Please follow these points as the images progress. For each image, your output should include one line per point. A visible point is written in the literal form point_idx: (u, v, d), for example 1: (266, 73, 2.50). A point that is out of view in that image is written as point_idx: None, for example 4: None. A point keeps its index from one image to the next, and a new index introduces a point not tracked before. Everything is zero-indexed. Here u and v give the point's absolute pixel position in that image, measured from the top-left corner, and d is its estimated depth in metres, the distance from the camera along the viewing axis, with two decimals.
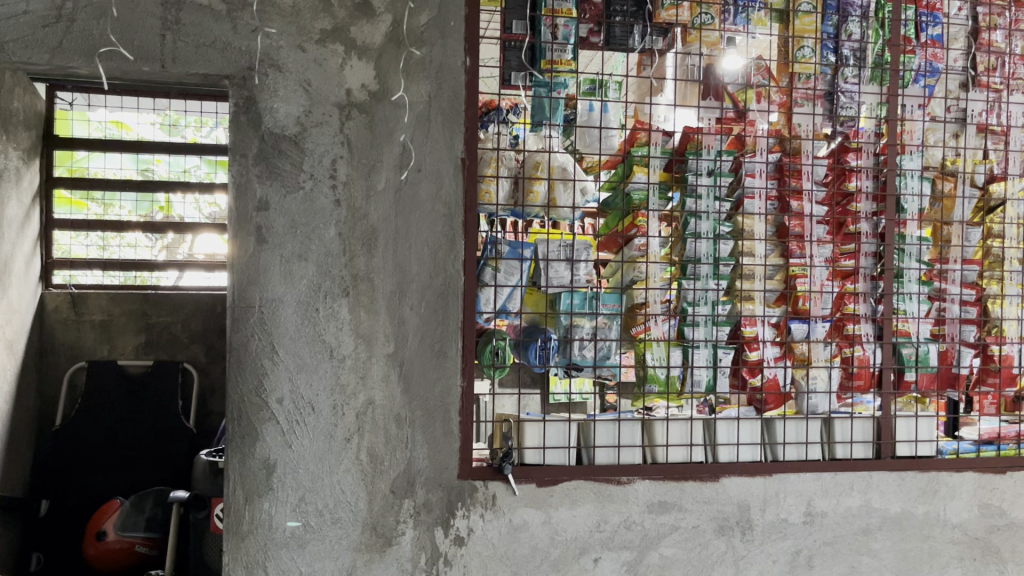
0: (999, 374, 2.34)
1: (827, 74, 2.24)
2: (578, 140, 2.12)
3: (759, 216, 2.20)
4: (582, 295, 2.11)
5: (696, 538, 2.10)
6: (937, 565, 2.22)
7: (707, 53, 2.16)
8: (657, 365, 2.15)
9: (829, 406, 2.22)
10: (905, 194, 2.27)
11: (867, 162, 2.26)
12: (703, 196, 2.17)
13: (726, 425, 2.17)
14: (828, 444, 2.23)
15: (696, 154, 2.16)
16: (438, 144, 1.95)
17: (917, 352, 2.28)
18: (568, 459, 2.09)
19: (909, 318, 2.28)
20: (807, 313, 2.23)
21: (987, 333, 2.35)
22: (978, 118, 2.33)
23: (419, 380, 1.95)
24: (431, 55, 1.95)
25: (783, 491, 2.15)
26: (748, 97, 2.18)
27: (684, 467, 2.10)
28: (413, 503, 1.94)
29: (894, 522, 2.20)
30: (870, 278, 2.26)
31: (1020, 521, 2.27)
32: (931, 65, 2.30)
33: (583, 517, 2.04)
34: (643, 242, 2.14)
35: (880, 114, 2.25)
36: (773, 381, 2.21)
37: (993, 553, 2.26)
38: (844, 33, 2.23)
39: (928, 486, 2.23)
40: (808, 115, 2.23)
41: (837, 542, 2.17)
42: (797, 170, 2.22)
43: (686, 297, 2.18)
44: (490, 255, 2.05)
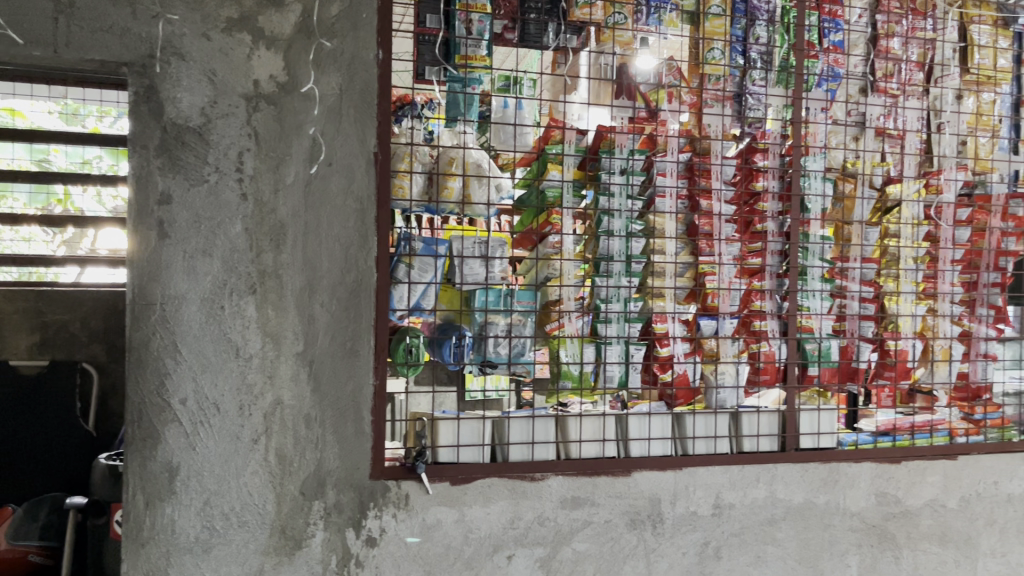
0: (895, 368, 2.45)
1: (735, 76, 2.29)
2: (493, 137, 2.13)
3: (669, 215, 2.24)
4: (497, 292, 2.09)
5: (608, 533, 2.12)
6: (837, 552, 2.31)
7: (620, 52, 2.19)
8: (571, 361, 2.16)
9: (736, 400, 2.29)
10: (808, 194, 2.35)
11: (774, 162, 2.32)
12: (616, 194, 2.19)
13: (637, 421, 2.20)
14: (735, 437, 2.29)
15: (609, 152, 2.18)
16: (349, 138, 1.92)
17: (819, 347, 2.35)
18: (482, 457, 2.08)
19: (812, 314, 2.35)
20: (716, 309, 2.28)
21: (884, 329, 2.45)
22: (877, 122, 2.43)
23: (329, 379, 1.91)
24: (342, 47, 1.91)
25: (692, 484, 2.19)
26: (659, 97, 2.21)
27: (597, 462, 2.12)
28: (323, 504, 1.91)
29: (797, 512, 2.28)
30: (775, 276, 2.33)
31: (914, 508, 2.38)
32: (833, 70, 2.37)
33: (497, 514, 2.04)
34: (558, 240, 2.15)
35: (785, 116, 2.32)
36: (684, 376, 2.25)
37: (890, 539, 2.36)
38: (751, 37, 2.29)
39: (829, 477, 2.31)
40: (718, 115, 2.27)
41: (744, 533, 2.23)
42: (706, 169, 2.27)
43: (599, 295, 2.20)
44: (404, 252, 2.02)
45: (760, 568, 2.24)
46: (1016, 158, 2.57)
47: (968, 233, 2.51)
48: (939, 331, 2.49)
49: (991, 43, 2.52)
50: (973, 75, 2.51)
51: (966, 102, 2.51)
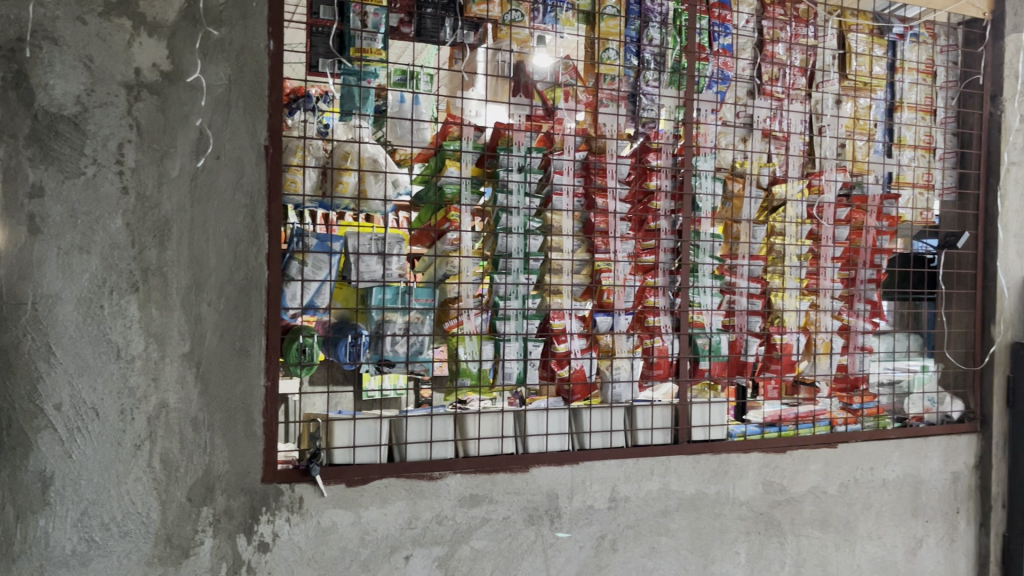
0: (781, 361, 2.55)
1: (629, 76, 2.33)
2: (389, 132, 2.10)
3: (566, 213, 2.26)
4: (394, 289, 2.06)
5: (506, 529, 2.13)
6: (726, 540, 2.39)
7: (517, 50, 2.20)
8: (470, 358, 2.17)
9: (631, 394, 2.31)
10: (700, 194, 2.40)
11: (667, 162, 2.37)
12: (514, 192, 2.20)
13: (535, 416, 2.21)
14: (630, 431, 2.32)
15: (507, 149, 2.18)
16: (238, 131, 1.85)
17: (710, 342, 2.42)
18: (379, 457, 2.05)
19: (703, 310, 2.43)
20: (611, 305, 2.31)
21: (770, 324, 2.55)
22: (763, 124, 2.52)
23: (218, 380, 1.84)
24: (230, 36, 1.84)
25: (589, 478, 2.22)
26: (556, 95, 2.23)
27: (496, 459, 2.12)
28: (212, 510, 1.84)
29: (689, 503, 2.34)
30: (668, 273, 2.39)
31: (798, 496, 2.49)
32: (722, 72, 2.44)
33: (394, 515, 2.01)
34: (456, 237, 2.14)
35: (677, 117, 2.37)
36: (580, 372, 2.27)
37: (775, 526, 2.46)
38: (645, 38, 2.33)
39: (719, 468, 2.38)
40: (613, 115, 2.31)
41: (639, 525, 2.28)
42: (602, 168, 2.29)
43: (498, 292, 2.20)
44: (297, 249, 1.96)
45: (654, 559, 2.30)
46: (890, 160, 2.72)
47: (846, 232, 2.64)
48: (820, 324, 2.62)
49: (867, 51, 2.66)
50: (851, 81, 2.64)
51: (845, 107, 2.64)
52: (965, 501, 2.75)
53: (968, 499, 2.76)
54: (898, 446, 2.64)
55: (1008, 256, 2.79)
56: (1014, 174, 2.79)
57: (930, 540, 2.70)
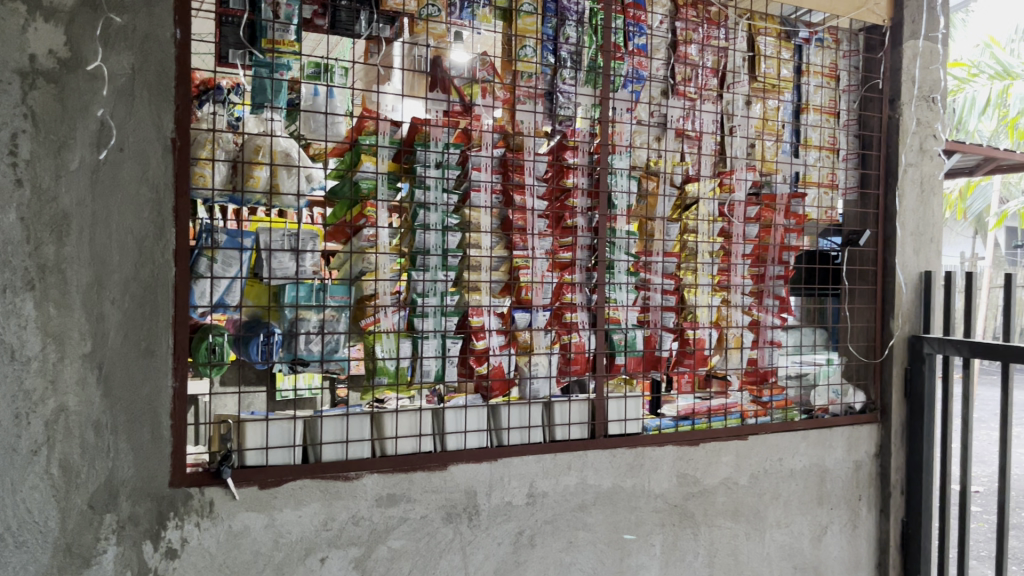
0: (693, 356, 2.60)
1: (546, 74, 2.34)
2: (302, 125, 2.05)
3: (484, 209, 2.26)
4: (308, 287, 2.01)
5: (425, 528, 2.11)
6: (642, 533, 2.43)
7: (434, 45, 2.18)
8: (387, 356, 2.14)
9: (549, 390, 2.33)
10: (615, 191, 2.43)
11: (583, 160, 2.39)
12: (431, 188, 2.18)
13: (453, 414, 2.19)
14: (548, 426, 2.34)
15: (424, 145, 2.16)
16: (143, 122, 1.78)
17: (625, 337, 2.45)
18: (294, 458, 2.00)
19: (619, 306, 2.45)
20: (529, 302, 2.31)
21: (684, 319, 2.60)
22: (676, 123, 2.57)
23: (122, 382, 1.77)
24: (134, 23, 1.77)
25: (507, 475, 2.23)
26: (474, 91, 2.22)
27: (413, 458, 2.10)
28: (116, 517, 1.77)
29: (605, 496, 2.38)
30: (585, 270, 2.41)
31: (711, 487, 2.55)
32: (637, 72, 2.48)
33: (309, 516, 1.97)
34: (372, 233, 2.10)
35: (593, 116, 2.40)
36: (498, 368, 2.27)
37: (689, 517, 2.52)
38: (562, 36, 2.34)
39: (635, 461, 2.42)
40: (530, 112, 2.31)
41: (556, 520, 2.30)
42: (520, 165, 2.29)
43: (416, 289, 2.17)
44: (206, 245, 1.90)
45: (571, 553, 2.32)
46: (797, 160, 2.82)
47: (756, 230, 2.72)
48: (732, 320, 2.67)
49: (775, 54, 2.74)
50: (760, 83, 2.72)
51: (754, 108, 2.72)
52: (866, 488, 2.87)
53: (869, 486, 2.88)
54: (805, 436, 2.73)
55: (905, 253, 2.90)
56: (910, 176, 2.91)
57: (835, 527, 2.80)
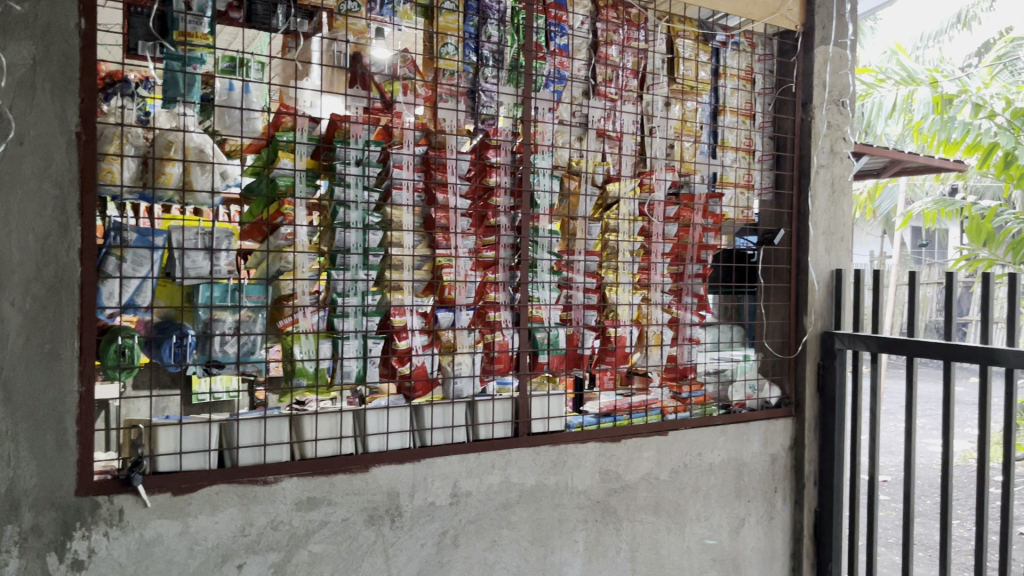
0: (615, 353, 2.63)
1: (468, 73, 2.34)
2: (217, 121, 2.00)
3: (406, 208, 2.23)
4: (223, 287, 1.96)
5: (346, 531, 2.08)
6: (565, 530, 2.45)
7: (354, 40, 2.14)
8: (306, 357, 2.10)
9: (473, 389, 2.32)
10: (538, 190, 2.44)
11: (506, 159, 2.39)
12: (352, 185, 2.14)
13: (375, 415, 2.16)
14: (472, 426, 2.33)
15: (343, 142, 2.12)
16: (45, 115, 1.70)
17: (548, 335, 2.47)
18: (209, 462, 1.94)
19: (542, 305, 2.45)
20: (453, 301, 2.30)
21: (605, 318, 2.62)
22: (597, 123, 2.59)
23: (23, 387, 1.69)
24: (35, 12, 1.70)
25: (430, 475, 2.21)
26: (394, 88, 2.20)
27: (334, 460, 2.07)
28: (18, 528, 1.69)
29: (529, 494, 2.38)
30: (508, 268, 2.41)
31: (633, 483, 2.59)
32: (559, 72, 2.49)
33: (225, 522, 1.92)
34: (290, 232, 2.07)
35: (515, 115, 2.40)
36: (422, 368, 2.25)
37: (612, 513, 2.55)
38: (483, 34, 2.34)
39: (558, 459, 2.44)
40: (452, 110, 2.30)
41: (480, 519, 2.30)
42: (442, 163, 2.27)
43: (336, 288, 2.13)
44: (114, 244, 1.83)
45: (495, 553, 2.32)
46: (714, 161, 2.88)
47: (674, 229, 2.77)
48: (652, 317, 2.71)
49: (693, 56, 2.79)
50: (679, 85, 2.77)
51: (673, 109, 2.76)
52: (782, 480, 2.96)
53: (784, 479, 2.97)
54: (723, 431, 2.80)
55: (818, 252, 3.00)
56: (822, 176, 3.01)
57: (751, 519, 2.88)
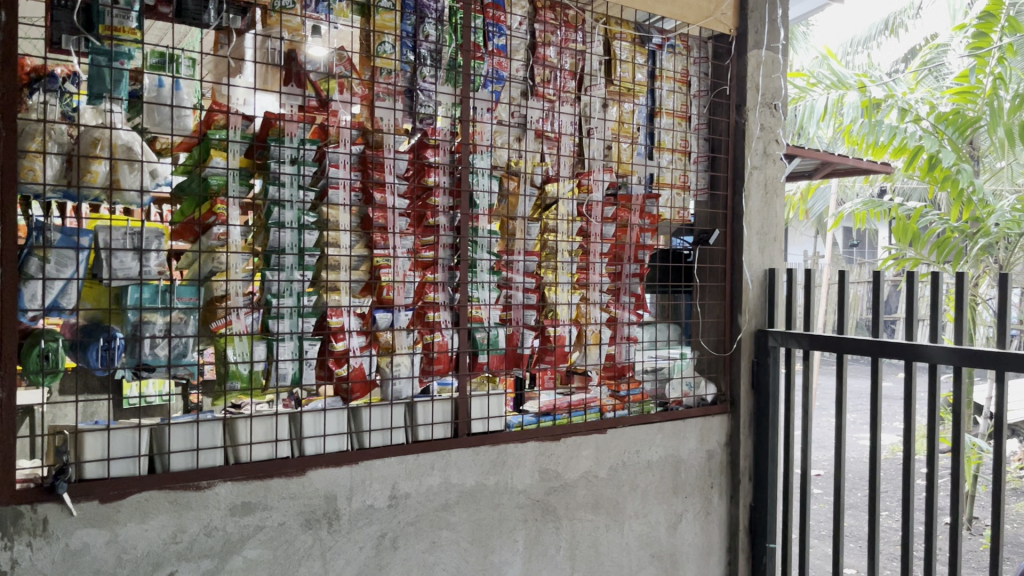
0: (554, 352, 2.65)
1: (406, 71, 2.32)
2: (146, 118, 1.94)
3: (343, 207, 2.20)
4: (153, 288, 1.92)
5: (282, 536, 2.05)
6: (505, 529, 2.46)
7: (288, 37, 2.11)
8: (239, 360, 2.05)
9: (412, 390, 2.30)
10: (477, 190, 2.43)
11: (444, 159, 2.38)
12: (286, 184, 2.11)
13: (312, 417, 2.13)
14: (411, 427, 2.31)
15: (278, 140, 2.09)
16: None
17: (488, 335, 2.45)
18: (139, 468, 1.89)
19: (481, 305, 2.45)
20: (391, 301, 2.28)
21: (544, 317, 2.63)
22: (535, 124, 2.60)
23: None
24: None
25: (368, 477, 2.19)
26: (330, 86, 2.16)
27: (269, 465, 2.03)
28: None
29: (468, 495, 2.38)
30: (447, 269, 2.40)
31: (572, 481, 2.61)
32: (497, 72, 2.49)
33: (156, 529, 1.88)
34: (223, 231, 2.02)
35: (453, 114, 2.39)
36: (359, 369, 2.23)
37: (551, 512, 2.56)
38: (421, 34, 2.32)
39: (498, 459, 2.44)
40: (389, 109, 2.28)
41: (419, 521, 2.29)
42: (380, 162, 2.25)
43: (270, 289, 2.10)
44: (36, 244, 1.76)
45: (434, 554, 2.32)
46: (651, 163, 2.92)
47: (612, 229, 2.80)
48: (591, 317, 2.73)
49: (630, 58, 2.83)
50: (616, 86, 2.80)
51: (611, 111, 2.79)
52: (718, 476, 3.01)
53: (720, 475, 3.02)
54: (660, 429, 2.83)
55: (751, 252, 3.05)
56: (756, 177, 3.07)
57: (688, 515, 2.92)
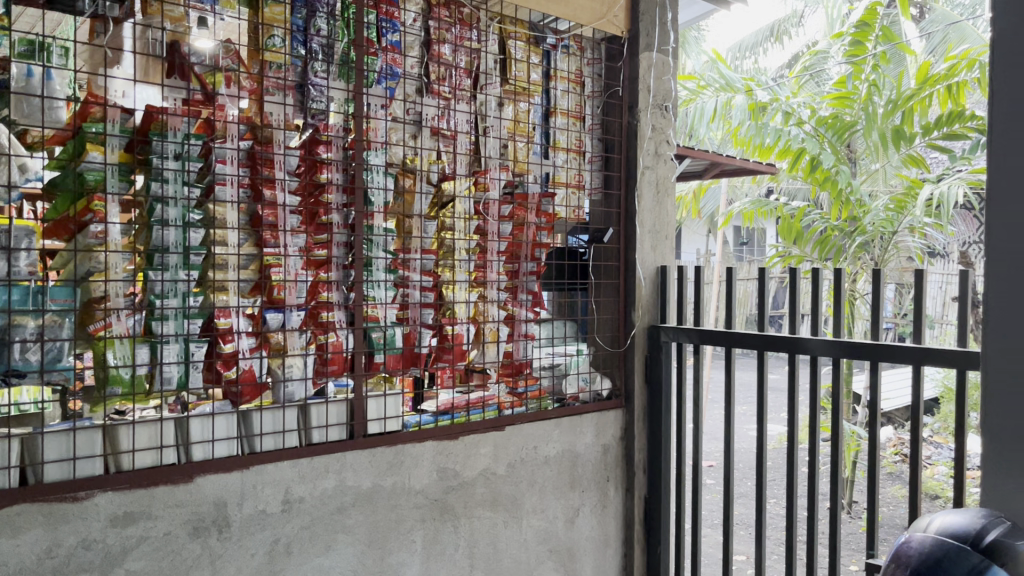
0: (452, 351, 2.64)
1: (297, 66, 2.26)
2: (13, 109, 1.82)
3: (230, 204, 2.12)
4: (24, 289, 1.81)
5: (168, 546, 1.99)
6: (402, 530, 2.44)
7: (170, 28, 2.03)
8: (120, 364, 1.95)
9: (305, 392, 2.24)
10: (371, 188, 2.40)
11: (337, 155, 2.33)
12: (170, 180, 2.03)
13: (199, 422, 2.06)
14: (304, 430, 2.26)
15: (160, 135, 2.01)
16: None
17: (385, 335, 2.42)
18: (9, 480, 1.78)
19: (377, 304, 2.41)
20: (282, 301, 2.22)
21: (442, 316, 2.62)
22: (431, 122, 2.58)
23: None
24: None
25: (260, 482, 2.14)
26: (216, 80, 2.09)
27: (155, 472, 1.96)
28: None
29: (365, 497, 2.35)
30: (342, 267, 2.35)
31: (470, 480, 2.61)
32: (391, 68, 2.45)
33: (29, 544, 1.79)
34: (101, 229, 1.93)
35: (347, 110, 2.35)
36: (249, 372, 2.15)
37: (450, 511, 2.56)
38: (312, 27, 2.27)
39: (395, 459, 2.42)
40: (279, 104, 2.22)
41: (314, 525, 2.24)
42: (269, 159, 2.20)
43: (154, 290, 2.02)
44: None
45: (330, 558, 2.28)
46: (546, 162, 2.95)
47: (510, 228, 2.82)
48: (489, 315, 2.74)
49: (525, 57, 2.85)
50: (512, 86, 2.81)
51: (506, 110, 2.80)
52: (613, 470, 3.07)
53: (615, 468, 3.08)
54: (558, 424, 2.87)
55: (644, 250, 3.13)
56: (648, 177, 3.14)
57: (585, 509, 2.97)
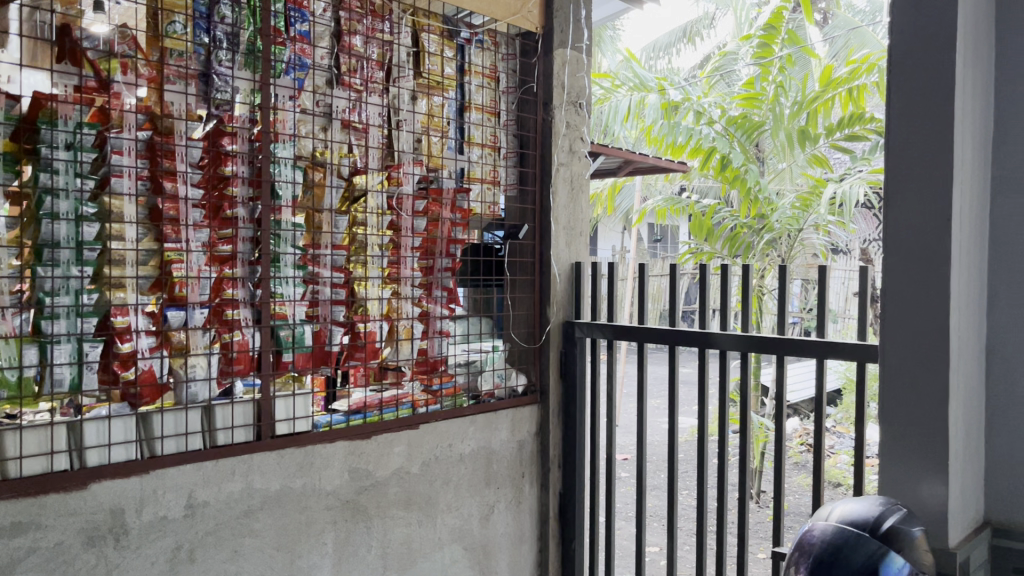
0: (364, 348, 2.58)
1: (199, 54, 2.17)
2: None
3: (128, 197, 2.04)
4: None
5: (60, 557, 1.88)
6: (313, 532, 2.38)
7: (60, 11, 1.92)
8: (5, 365, 1.84)
9: (209, 393, 2.16)
10: (279, 181, 2.33)
11: (242, 147, 2.26)
12: (60, 171, 1.93)
13: (95, 426, 1.96)
14: (209, 432, 2.18)
15: (49, 123, 1.90)
16: None
17: (293, 333, 2.36)
18: None
19: (285, 301, 2.35)
20: (184, 299, 2.13)
21: (354, 313, 2.56)
22: (342, 114, 2.52)
23: None
24: None
25: (161, 487, 2.06)
26: (111, 66, 2.00)
27: (44, 480, 1.85)
28: None
29: (273, 499, 2.29)
30: (248, 263, 2.28)
31: (383, 479, 2.57)
32: (300, 59, 2.38)
33: None
34: None
35: (252, 101, 2.27)
36: (149, 372, 2.07)
37: (362, 511, 2.51)
38: (215, 15, 2.19)
39: (305, 460, 2.36)
40: (180, 93, 2.13)
41: (219, 530, 2.17)
42: (169, 150, 2.11)
43: (43, 287, 1.91)
44: None
45: (237, 563, 2.21)
46: (461, 157, 2.92)
47: (423, 223, 2.79)
48: (402, 311, 2.70)
49: (438, 51, 2.82)
50: (425, 79, 2.78)
51: (420, 103, 2.77)
52: (529, 466, 3.07)
53: (531, 464, 3.08)
54: (473, 421, 2.86)
55: (559, 246, 3.14)
56: (562, 174, 3.15)
57: (500, 506, 2.96)
